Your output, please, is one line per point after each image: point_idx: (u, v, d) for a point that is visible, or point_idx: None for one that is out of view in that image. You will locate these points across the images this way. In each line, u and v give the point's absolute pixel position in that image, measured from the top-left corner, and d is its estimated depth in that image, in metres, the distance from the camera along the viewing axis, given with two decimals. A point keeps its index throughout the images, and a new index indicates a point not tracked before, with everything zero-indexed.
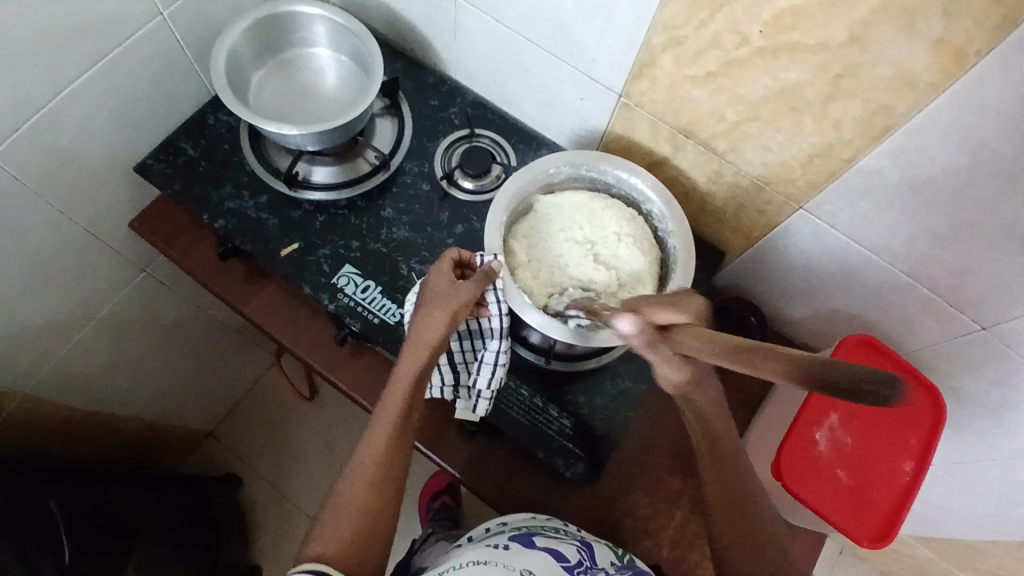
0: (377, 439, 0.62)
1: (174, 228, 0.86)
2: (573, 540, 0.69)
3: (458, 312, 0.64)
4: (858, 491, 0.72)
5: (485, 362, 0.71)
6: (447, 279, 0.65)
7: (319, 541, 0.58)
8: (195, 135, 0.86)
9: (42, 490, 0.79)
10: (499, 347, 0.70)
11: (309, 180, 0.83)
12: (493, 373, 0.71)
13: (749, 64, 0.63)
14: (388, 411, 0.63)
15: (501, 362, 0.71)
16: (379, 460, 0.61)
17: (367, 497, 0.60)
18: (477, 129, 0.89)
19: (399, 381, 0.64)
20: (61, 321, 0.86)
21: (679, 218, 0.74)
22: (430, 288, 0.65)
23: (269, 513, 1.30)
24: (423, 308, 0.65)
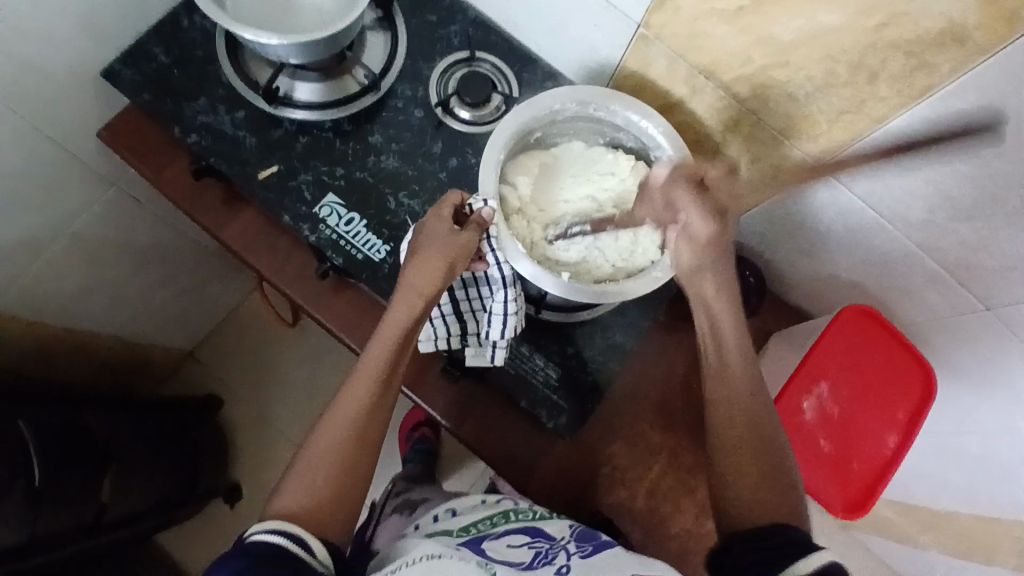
0: (359, 391, 0.58)
1: (145, 142, 0.79)
2: (523, 525, 0.65)
3: (456, 262, 0.60)
4: (838, 460, 0.71)
5: (494, 313, 0.68)
6: (446, 225, 0.61)
7: (289, 493, 0.55)
8: (167, 39, 0.77)
9: (15, 411, 0.77)
10: (506, 297, 0.67)
11: (292, 97, 0.77)
12: (504, 323, 0.68)
13: (784, 2, 0.56)
14: (372, 363, 0.59)
15: (511, 313, 0.67)
16: (361, 414, 0.58)
17: (347, 452, 0.57)
18: (478, 52, 0.81)
19: (387, 330, 0.60)
20: (28, 238, 0.81)
21: None
22: (426, 234, 0.61)
23: (251, 435, 1.31)
24: (418, 255, 0.61)
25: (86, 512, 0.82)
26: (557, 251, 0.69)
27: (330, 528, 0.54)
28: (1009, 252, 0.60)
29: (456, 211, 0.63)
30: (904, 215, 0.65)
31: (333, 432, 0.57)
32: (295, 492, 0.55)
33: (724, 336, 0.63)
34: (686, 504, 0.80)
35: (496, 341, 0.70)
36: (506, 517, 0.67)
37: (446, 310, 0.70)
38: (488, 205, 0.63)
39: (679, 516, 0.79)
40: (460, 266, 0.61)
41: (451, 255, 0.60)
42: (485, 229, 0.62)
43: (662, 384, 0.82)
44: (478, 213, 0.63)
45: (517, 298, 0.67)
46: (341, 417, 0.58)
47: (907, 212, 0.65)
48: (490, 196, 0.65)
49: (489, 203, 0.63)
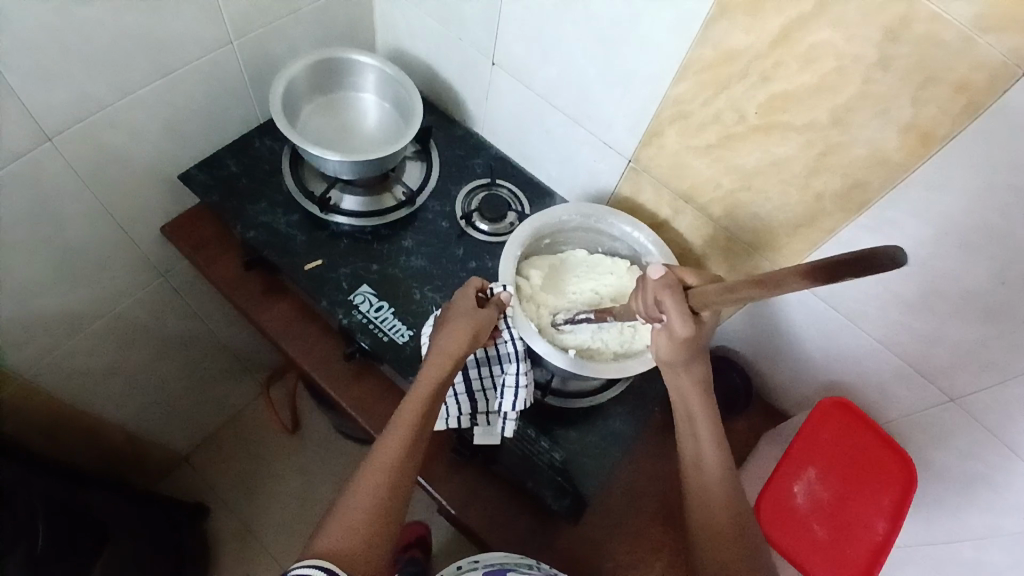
0: (391, 443, 0.62)
1: (204, 235, 0.91)
2: (544, 575, 0.69)
3: (479, 331, 0.67)
4: (836, 545, 0.74)
5: (506, 385, 0.74)
6: (471, 299, 0.70)
7: (328, 537, 0.57)
8: (239, 155, 0.93)
9: (30, 478, 0.77)
10: (518, 370, 0.74)
11: (339, 206, 0.90)
12: (516, 395, 0.74)
13: (746, 139, 0.73)
14: (404, 418, 0.64)
15: (522, 385, 0.74)
16: (394, 465, 0.61)
17: (378, 502, 0.59)
18: (497, 180, 0.98)
19: (420, 389, 0.65)
20: (76, 313, 0.88)
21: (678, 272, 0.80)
22: (454, 308, 0.69)
23: (232, 552, 1.25)
24: (448, 324, 0.68)
25: None
26: (563, 337, 0.77)
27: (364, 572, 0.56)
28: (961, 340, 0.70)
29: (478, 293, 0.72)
30: (864, 315, 0.76)
31: (367, 483, 0.60)
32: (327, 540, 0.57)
33: (700, 430, 0.68)
34: None
35: (506, 414, 0.75)
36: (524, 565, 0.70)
37: (460, 387, 0.76)
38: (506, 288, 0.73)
39: None
40: (484, 334, 0.68)
41: (474, 324, 0.67)
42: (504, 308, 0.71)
43: (661, 479, 0.86)
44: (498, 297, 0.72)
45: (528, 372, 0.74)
46: (375, 469, 0.61)
47: (866, 312, 0.76)
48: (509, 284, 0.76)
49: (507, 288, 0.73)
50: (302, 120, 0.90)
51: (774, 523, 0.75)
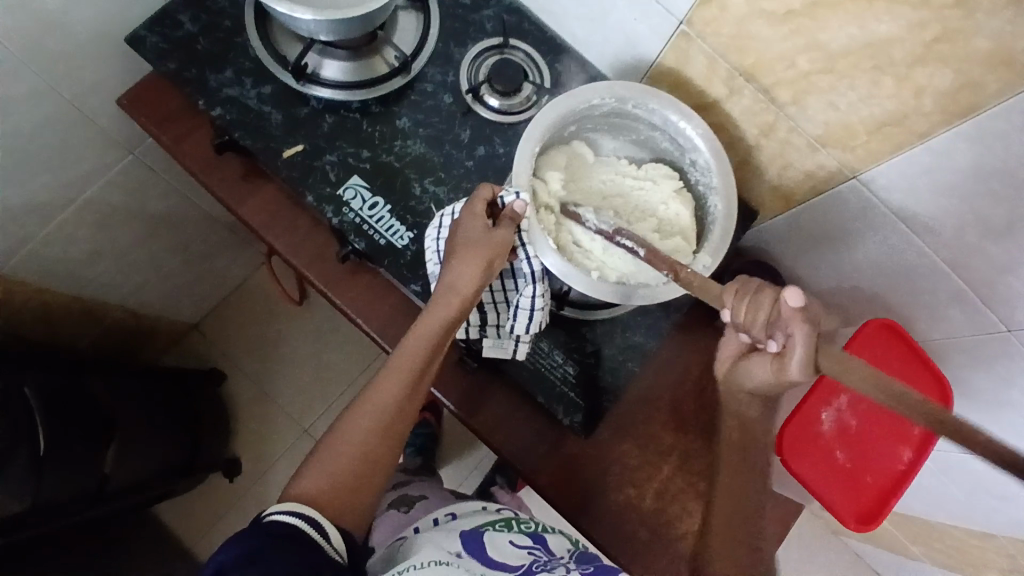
0: (388, 383, 0.59)
1: (166, 110, 0.77)
2: (523, 534, 0.66)
3: (495, 259, 0.60)
4: (854, 472, 0.71)
5: (520, 307, 0.67)
6: (481, 224, 0.61)
7: (310, 478, 0.56)
8: (195, 6, 0.75)
9: (18, 377, 0.77)
10: (535, 292, 0.66)
11: (320, 75, 0.75)
12: (531, 318, 0.67)
13: (839, 8, 0.55)
14: (404, 357, 0.60)
15: (538, 309, 0.66)
16: (391, 406, 0.59)
17: (372, 443, 0.58)
18: (511, 39, 0.79)
19: (422, 329, 0.60)
20: (41, 203, 0.79)
21: (727, 174, 0.67)
22: (463, 232, 0.61)
23: (252, 413, 1.31)
24: (457, 256, 0.60)
25: (88, 481, 0.84)
26: (584, 254, 0.67)
27: (347, 515, 0.56)
28: None
29: (490, 207, 0.63)
30: (933, 230, 0.64)
31: (360, 422, 0.58)
32: (315, 476, 0.56)
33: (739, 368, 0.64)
34: (694, 507, 0.79)
35: (518, 335, 0.69)
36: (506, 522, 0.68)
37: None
38: (520, 197, 0.62)
39: (685, 519, 0.79)
40: (497, 265, 0.61)
41: (489, 254, 0.60)
42: (518, 223, 0.62)
43: (676, 387, 0.82)
44: (510, 207, 0.62)
45: (545, 294, 0.66)
46: (371, 408, 0.59)
47: (936, 228, 0.64)
48: (523, 188, 0.65)
49: (521, 197, 0.62)
50: None
51: (794, 451, 0.71)
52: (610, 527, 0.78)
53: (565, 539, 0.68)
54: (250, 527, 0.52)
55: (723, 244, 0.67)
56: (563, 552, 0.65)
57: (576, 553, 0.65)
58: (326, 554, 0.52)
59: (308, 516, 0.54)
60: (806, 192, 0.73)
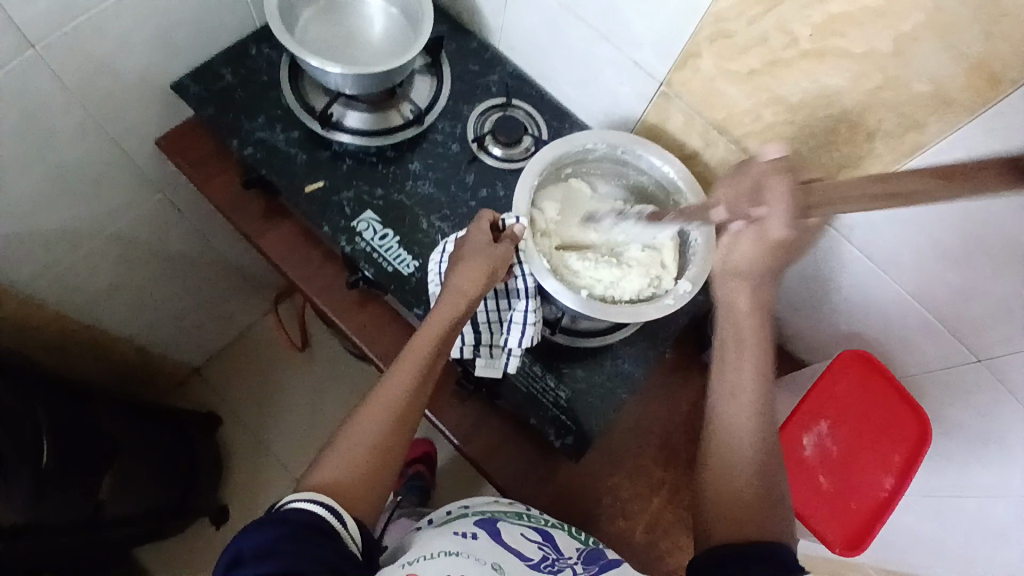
0: (401, 377, 0.61)
1: (203, 152, 0.86)
2: (534, 529, 0.67)
3: (497, 269, 0.66)
4: (839, 497, 0.72)
5: (513, 322, 0.72)
6: (485, 235, 0.67)
7: (321, 471, 0.57)
8: (235, 63, 0.86)
9: (31, 401, 0.82)
10: (527, 307, 0.71)
11: (342, 124, 0.84)
12: (523, 333, 0.72)
13: (792, 65, 0.65)
14: (415, 353, 0.63)
15: (530, 323, 0.71)
16: (402, 400, 0.61)
17: (384, 437, 0.59)
18: (513, 99, 0.90)
19: (430, 328, 0.64)
20: (73, 230, 0.86)
21: None
22: (469, 244, 0.67)
23: (244, 461, 1.31)
24: (464, 261, 0.66)
25: (82, 507, 0.86)
26: (576, 276, 0.73)
27: (359, 507, 0.56)
28: (993, 300, 0.65)
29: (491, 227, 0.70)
30: (896, 266, 0.72)
31: (374, 416, 0.60)
32: (330, 471, 0.57)
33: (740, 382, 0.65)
34: (684, 542, 0.80)
35: (511, 350, 0.73)
36: (518, 516, 0.69)
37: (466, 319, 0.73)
38: (520, 220, 0.69)
39: (677, 554, 0.79)
40: (500, 272, 0.67)
41: (491, 262, 0.66)
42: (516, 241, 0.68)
43: (664, 419, 0.85)
44: (511, 228, 0.69)
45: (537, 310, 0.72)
46: (384, 402, 0.60)
47: (898, 263, 0.71)
48: (522, 215, 0.72)
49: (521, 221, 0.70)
50: (302, 25, 0.82)
51: (779, 474, 0.74)
52: None
53: (573, 538, 0.69)
54: (274, 514, 0.52)
55: (704, 272, 0.71)
56: (570, 550, 0.66)
57: (581, 555, 0.66)
58: (343, 542, 0.53)
59: (323, 505, 0.54)
60: None
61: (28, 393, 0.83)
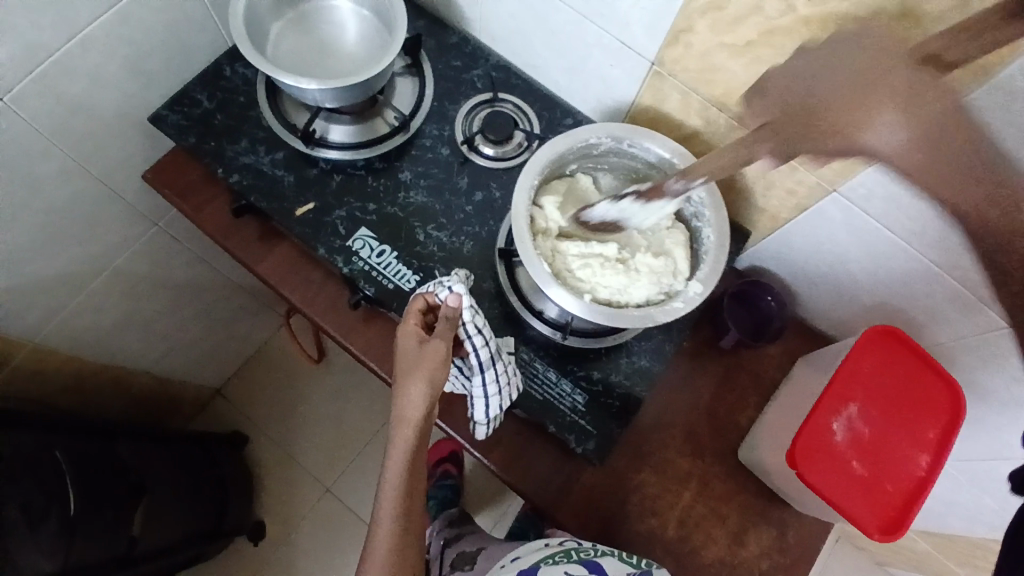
0: (385, 520, 0.68)
1: (189, 182, 0.83)
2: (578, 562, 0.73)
3: (435, 371, 0.65)
4: (871, 482, 0.69)
5: (476, 397, 0.70)
6: (415, 335, 0.66)
7: None
8: (211, 85, 0.82)
9: (51, 441, 0.83)
10: (483, 382, 0.69)
11: (326, 138, 0.82)
12: (486, 406, 0.71)
13: (793, 34, 0.60)
14: (389, 491, 0.68)
15: (491, 397, 0.70)
16: (398, 502, 0.68)
17: (398, 536, 0.68)
18: (501, 93, 0.86)
19: (401, 427, 0.66)
20: (72, 275, 0.85)
21: (719, 206, 0.69)
22: (401, 353, 0.66)
23: (274, 476, 1.33)
24: (404, 368, 0.66)
25: (118, 543, 0.88)
26: (582, 280, 0.69)
27: None
28: None
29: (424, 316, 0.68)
30: (920, 235, 0.68)
31: (384, 526, 0.68)
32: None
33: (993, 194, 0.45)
34: (718, 533, 0.80)
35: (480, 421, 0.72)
36: (567, 555, 0.75)
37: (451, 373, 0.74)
38: (453, 292, 0.66)
39: (712, 546, 0.79)
40: (444, 366, 0.65)
41: (434, 363, 0.65)
42: (455, 321, 0.67)
43: (688, 410, 0.83)
44: (445, 305, 0.67)
45: (497, 380, 0.70)
46: (387, 510, 0.68)
47: (922, 232, 0.68)
48: (520, 217, 0.68)
49: (451, 291, 0.67)
50: (273, 40, 0.78)
51: (806, 458, 0.69)
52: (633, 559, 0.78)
53: (625, 562, 0.72)
54: None
55: (710, 277, 0.67)
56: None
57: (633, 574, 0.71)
58: None
59: None
60: (790, 210, 0.77)
61: (48, 430, 0.84)
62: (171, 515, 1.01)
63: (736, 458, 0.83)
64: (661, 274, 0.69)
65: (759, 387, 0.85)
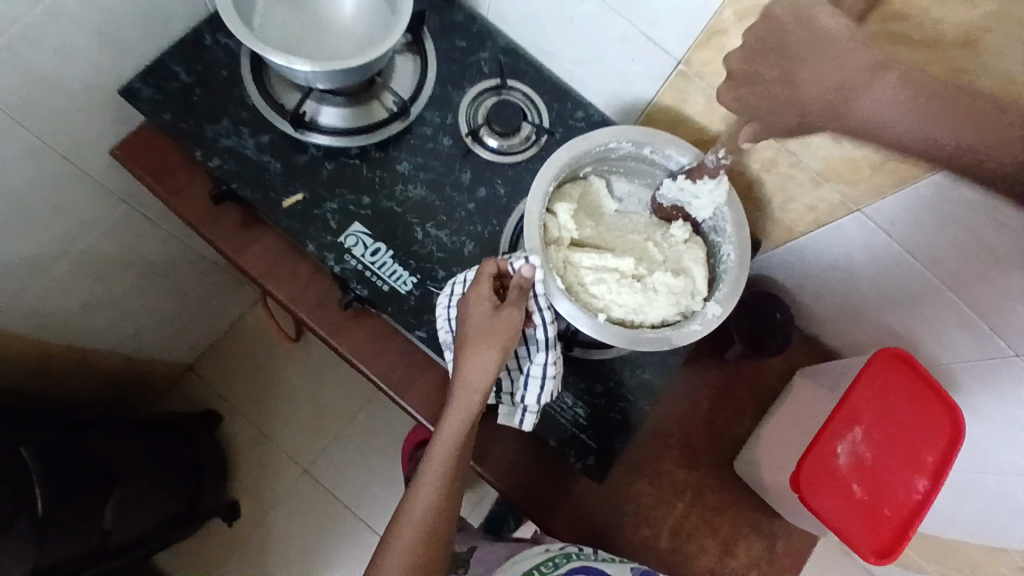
0: (424, 493, 0.65)
1: (162, 162, 0.75)
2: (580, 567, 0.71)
3: (508, 343, 0.61)
4: (870, 504, 0.69)
5: (532, 376, 0.67)
6: (488, 303, 0.62)
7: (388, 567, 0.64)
8: (190, 57, 0.74)
9: (18, 436, 0.77)
10: (546, 359, 0.66)
11: (317, 122, 0.75)
12: (542, 386, 0.67)
13: None
14: (437, 462, 0.65)
15: (550, 376, 0.66)
16: (446, 473, 0.65)
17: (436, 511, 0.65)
18: (509, 80, 0.80)
19: (465, 392, 0.63)
20: (35, 258, 0.78)
21: (739, 222, 0.67)
22: (472, 317, 0.62)
23: (250, 457, 1.28)
24: (471, 342, 0.62)
25: (89, 537, 0.85)
26: (594, 295, 0.66)
27: None
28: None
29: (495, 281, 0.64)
30: (938, 260, 0.66)
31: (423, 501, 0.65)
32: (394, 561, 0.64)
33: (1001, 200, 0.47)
34: (710, 543, 0.79)
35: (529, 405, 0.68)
36: (566, 556, 0.73)
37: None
38: (529, 262, 0.62)
39: (704, 557, 0.79)
40: (512, 345, 0.62)
41: (503, 336, 0.61)
42: (528, 291, 0.62)
43: (686, 420, 0.82)
44: (518, 274, 0.62)
45: (557, 359, 0.66)
46: (433, 480, 0.65)
47: (940, 258, 0.65)
48: (534, 236, 0.65)
49: (530, 261, 0.62)
50: (261, 11, 0.70)
51: (810, 484, 0.70)
52: None
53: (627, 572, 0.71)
54: None
55: (731, 295, 0.66)
56: None
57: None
58: None
59: None
60: (806, 224, 0.74)
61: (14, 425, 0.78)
62: (145, 504, 0.97)
63: (732, 469, 0.82)
64: (677, 294, 0.67)
65: (758, 398, 0.84)
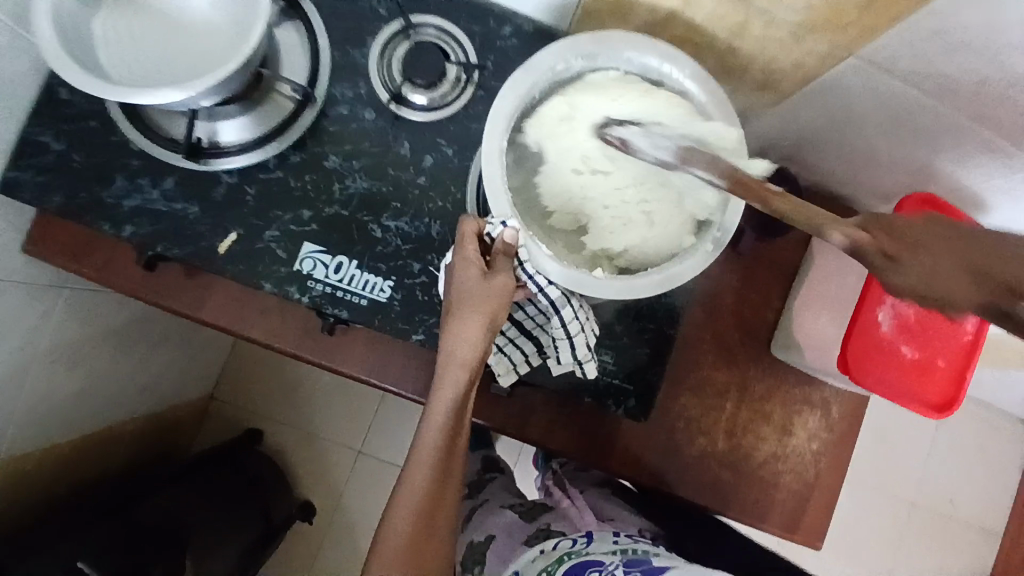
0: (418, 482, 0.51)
1: (75, 241, 0.65)
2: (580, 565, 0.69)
3: (497, 313, 0.53)
4: (922, 362, 0.66)
5: (558, 338, 0.62)
6: (476, 268, 0.54)
7: None
8: (52, 120, 0.64)
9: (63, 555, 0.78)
10: (563, 319, 0.60)
11: (218, 143, 0.65)
12: (572, 344, 0.62)
13: None
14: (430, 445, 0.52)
15: (575, 333, 0.61)
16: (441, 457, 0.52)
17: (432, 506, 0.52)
18: (414, 16, 0.67)
19: (458, 356, 0.52)
20: (4, 381, 0.73)
21: (727, 112, 0.58)
22: (459, 283, 0.54)
23: (302, 453, 1.30)
24: (458, 307, 0.53)
25: None
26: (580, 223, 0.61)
27: None
28: None
29: (480, 243, 0.56)
30: (952, 90, 0.55)
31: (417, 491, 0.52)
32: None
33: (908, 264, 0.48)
34: (767, 432, 0.78)
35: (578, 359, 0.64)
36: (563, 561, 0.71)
37: (511, 333, 0.65)
38: (508, 226, 0.55)
39: (763, 445, 0.78)
40: (502, 314, 0.54)
41: (489, 303, 0.53)
42: (513, 253, 0.55)
43: (715, 321, 0.78)
44: (500, 240, 0.55)
45: (576, 315, 0.60)
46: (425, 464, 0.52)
47: (954, 87, 0.55)
48: (507, 215, 0.56)
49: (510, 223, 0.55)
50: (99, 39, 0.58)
51: (858, 362, 0.65)
52: (690, 483, 0.77)
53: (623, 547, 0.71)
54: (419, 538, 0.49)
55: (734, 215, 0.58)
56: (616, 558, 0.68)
57: (625, 557, 0.68)
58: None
59: None
60: (795, 82, 0.64)
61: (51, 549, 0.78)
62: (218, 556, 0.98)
63: (772, 354, 0.78)
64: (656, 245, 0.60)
65: (782, 276, 0.78)
